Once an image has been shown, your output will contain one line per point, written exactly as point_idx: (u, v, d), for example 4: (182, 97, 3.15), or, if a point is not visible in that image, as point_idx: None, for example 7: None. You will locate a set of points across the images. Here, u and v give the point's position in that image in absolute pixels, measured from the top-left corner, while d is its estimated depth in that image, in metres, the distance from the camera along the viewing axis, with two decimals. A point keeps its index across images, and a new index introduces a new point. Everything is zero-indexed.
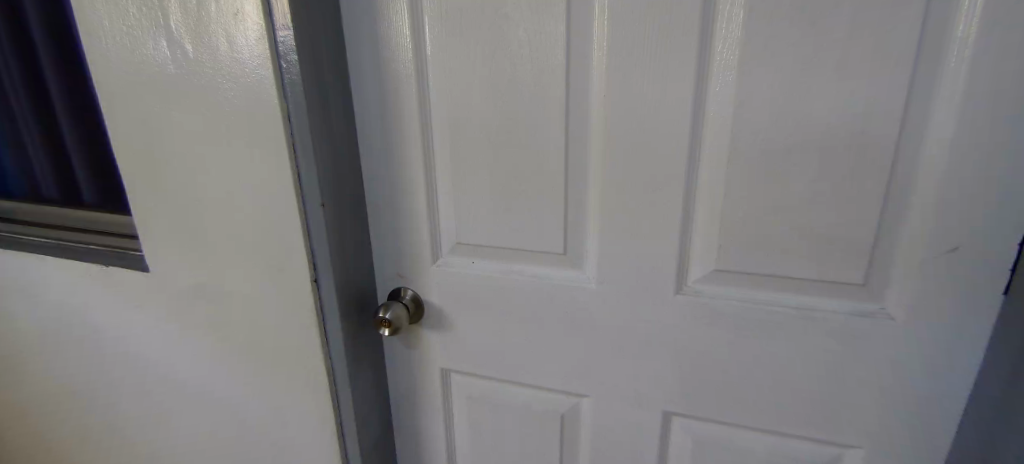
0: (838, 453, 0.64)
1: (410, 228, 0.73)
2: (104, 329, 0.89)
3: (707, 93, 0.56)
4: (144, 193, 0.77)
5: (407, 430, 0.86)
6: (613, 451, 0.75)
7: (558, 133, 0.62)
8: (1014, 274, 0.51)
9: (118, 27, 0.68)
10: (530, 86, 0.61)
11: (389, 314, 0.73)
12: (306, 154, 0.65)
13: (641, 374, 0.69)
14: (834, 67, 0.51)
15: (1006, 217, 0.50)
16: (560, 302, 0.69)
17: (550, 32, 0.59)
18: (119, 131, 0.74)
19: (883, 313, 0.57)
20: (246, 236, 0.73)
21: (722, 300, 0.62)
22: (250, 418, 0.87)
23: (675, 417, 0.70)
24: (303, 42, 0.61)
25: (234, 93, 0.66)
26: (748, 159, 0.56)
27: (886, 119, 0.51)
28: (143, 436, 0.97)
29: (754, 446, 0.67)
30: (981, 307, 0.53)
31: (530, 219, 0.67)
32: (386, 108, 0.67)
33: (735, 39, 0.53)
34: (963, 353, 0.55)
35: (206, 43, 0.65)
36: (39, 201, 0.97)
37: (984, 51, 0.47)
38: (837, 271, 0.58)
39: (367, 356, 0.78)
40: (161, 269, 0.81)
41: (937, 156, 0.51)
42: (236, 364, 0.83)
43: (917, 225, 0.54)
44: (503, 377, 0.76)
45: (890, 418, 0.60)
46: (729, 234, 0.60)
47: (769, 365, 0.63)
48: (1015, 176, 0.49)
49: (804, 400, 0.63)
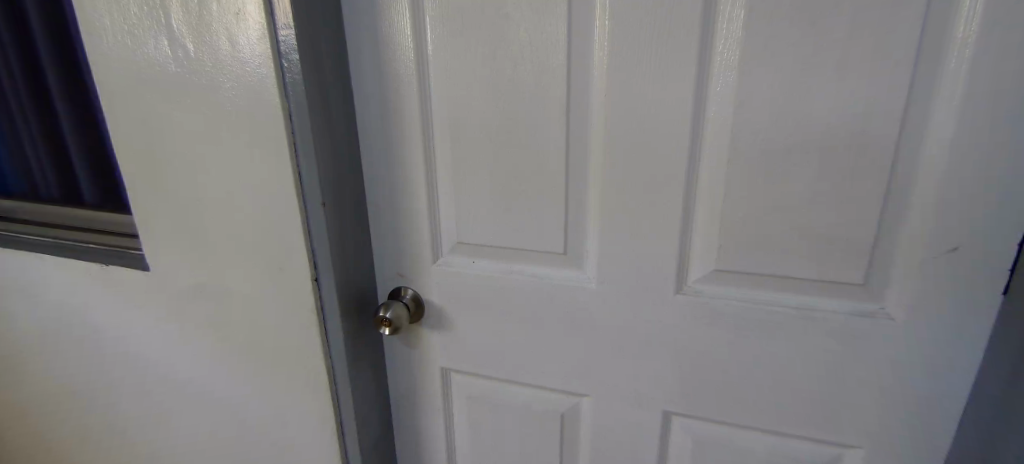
0: (838, 453, 0.64)
1: (410, 228, 0.73)
2: (103, 329, 0.89)
3: (707, 93, 0.56)
4: (144, 192, 0.77)
5: (407, 429, 0.86)
6: (613, 451, 0.75)
7: (559, 133, 0.62)
8: (1013, 274, 0.51)
9: (119, 26, 0.68)
10: (530, 85, 0.61)
11: (389, 313, 0.73)
12: (307, 153, 0.65)
13: (641, 374, 0.69)
14: (835, 67, 0.51)
15: (1006, 217, 0.50)
16: (560, 301, 0.69)
17: (550, 32, 0.59)
18: (120, 130, 0.74)
19: (883, 313, 0.57)
20: (246, 236, 0.73)
21: (722, 300, 0.62)
22: (250, 418, 0.87)
23: (675, 417, 0.70)
24: (304, 41, 0.61)
25: (235, 92, 0.66)
26: (748, 159, 0.56)
27: (886, 119, 0.51)
28: (142, 435, 0.97)
29: (754, 445, 0.67)
30: (980, 307, 0.54)
31: (530, 219, 0.67)
32: (387, 108, 0.67)
33: (735, 39, 0.54)
34: (963, 353, 0.56)
35: (207, 42, 0.65)
36: (38, 201, 0.97)
37: (983, 52, 0.47)
38: (837, 271, 0.58)
39: (367, 356, 0.78)
40: (161, 268, 0.81)
41: (937, 156, 0.51)
42: (236, 364, 0.83)
43: (917, 225, 0.54)
44: (502, 376, 0.76)
45: (891, 418, 0.60)
46: (729, 234, 0.60)
47: (769, 365, 0.63)
48: (1015, 177, 0.49)
49: (804, 400, 0.63)
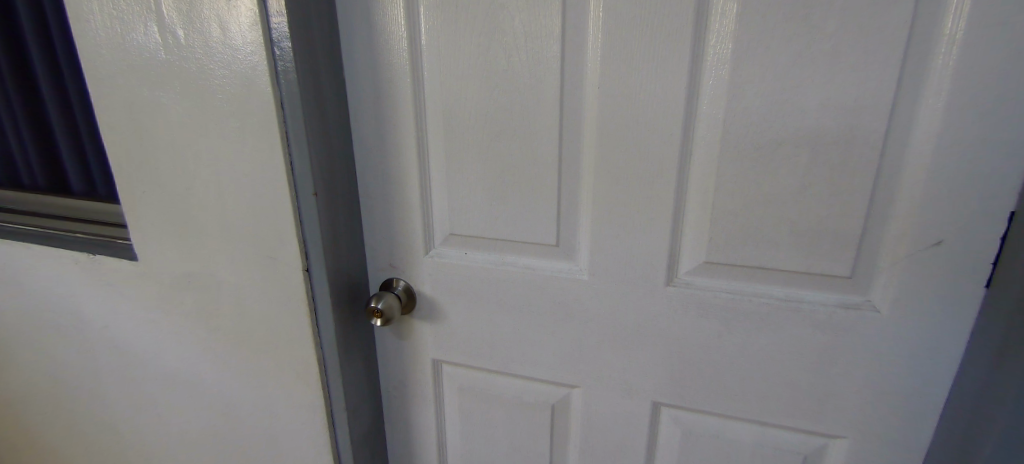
0: (823, 443, 0.65)
1: (402, 218, 0.73)
2: (91, 319, 0.88)
3: (700, 87, 0.56)
4: (133, 182, 0.76)
5: (397, 422, 0.86)
6: (603, 444, 0.75)
7: (552, 125, 0.62)
8: (996, 269, 0.52)
9: (106, 12, 0.67)
10: (524, 77, 0.61)
11: (380, 303, 0.72)
12: (298, 142, 0.64)
13: (633, 366, 0.69)
14: (824, 64, 0.52)
15: (991, 210, 0.51)
16: (552, 294, 0.69)
17: (545, 24, 0.59)
18: (108, 118, 0.73)
19: (869, 306, 0.58)
20: (236, 226, 0.73)
21: (711, 291, 0.63)
22: (240, 410, 0.87)
23: (664, 409, 0.71)
24: (297, 29, 0.60)
25: (225, 79, 0.65)
26: (738, 153, 0.57)
27: (875, 112, 0.52)
28: (131, 427, 0.96)
29: (742, 437, 0.68)
30: (964, 301, 0.55)
31: (522, 211, 0.67)
32: (380, 98, 0.67)
33: (728, 33, 0.54)
34: (947, 346, 0.57)
35: (198, 29, 0.65)
36: (24, 190, 0.96)
37: (970, 48, 0.48)
38: (825, 264, 0.59)
39: (358, 347, 0.78)
40: (150, 258, 0.80)
41: (923, 152, 0.52)
42: (224, 354, 0.83)
43: (902, 219, 0.55)
44: (493, 368, 0.77)
45: (877, 410, 0.62)
46: (720, 227, 0.61)
47: (759, 357, 0.64)
48: (998, 173, 0.50)
49: (792, 391, 0.64)
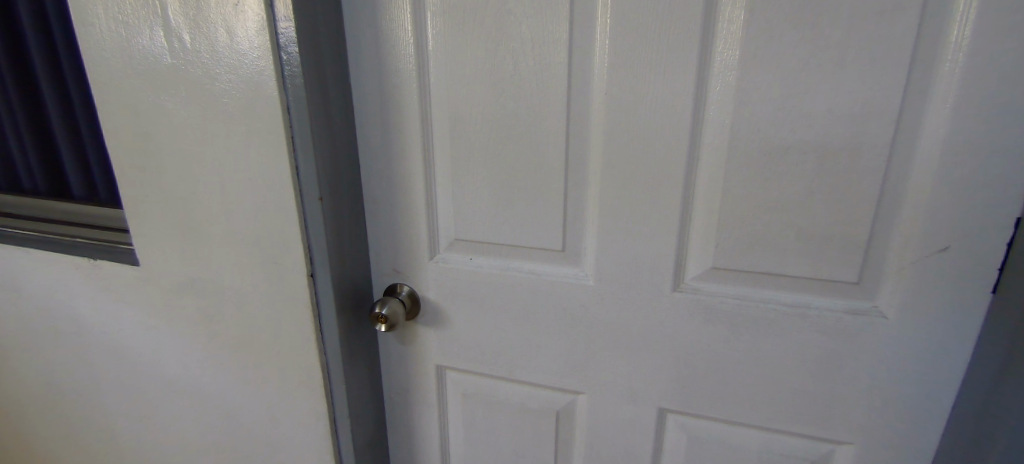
0: (829, 448, 0.65)
1: (406, 223, 0.72)
2: (90, 324, 0.88)
3: (707, 93, 0.57)
4: (137, 186, 0.75)
5: (400, 428, 0.86)
6: (608, 449, 0.75)
7: (559, 130, 0.62)
8: (1002, 275, 0.52)
9: (112, 17, 0.67)
10: (531, 83, 0.61)
11: (385, 309, 0.71)
12: (305, 148, 0.64)
13: (638, 372, 0.69)
14: (830, 70, 0.52)
15: (996, 217, 0.51)
16: (557, 299, 0.69)
17: (552, 30, 0.59)
18: (112, 121, 0.73)
19: (876, 312, 0.58)
20: (240, 230, 0.72)
21: (718, 297, 0.63)
22: (241, 416, 0.86)
23: (671, 415, 0.71)
24: (304, 34, 0.60)
25: (231, 84, 0.65)
26: (745, 160, 0.57)
27: (882, 118, 0.52)
28: (130, 434, 0.95)
29: (748, 442, 0.68)
30: (970, 307, 0.55)
31: (528, 216, 0.67)
32: (385, 103, 0.67)
33: (735, 40, 0.54)
34: (954, 351, 0.57)
35: (204, 34, 0.65)
36: (23, 195, 0.95)
37: (977, 54, 0.48)
38: (832, 270, 0.59)
39: (361, 353, 0.78)
40: (152, 263, 0.80)
41: (929, 158, 0.52)
42: (225, 359, 0.82)
43: (908, 225, 0.55)
44: (498, 374, 0.76)
45: (884, 416, 0.61)
46: (727, 233, 0.61)
47: (766, 362, 0.63)
48: (1004, 178, 0.50)
49: (800, 397, 0.64)
